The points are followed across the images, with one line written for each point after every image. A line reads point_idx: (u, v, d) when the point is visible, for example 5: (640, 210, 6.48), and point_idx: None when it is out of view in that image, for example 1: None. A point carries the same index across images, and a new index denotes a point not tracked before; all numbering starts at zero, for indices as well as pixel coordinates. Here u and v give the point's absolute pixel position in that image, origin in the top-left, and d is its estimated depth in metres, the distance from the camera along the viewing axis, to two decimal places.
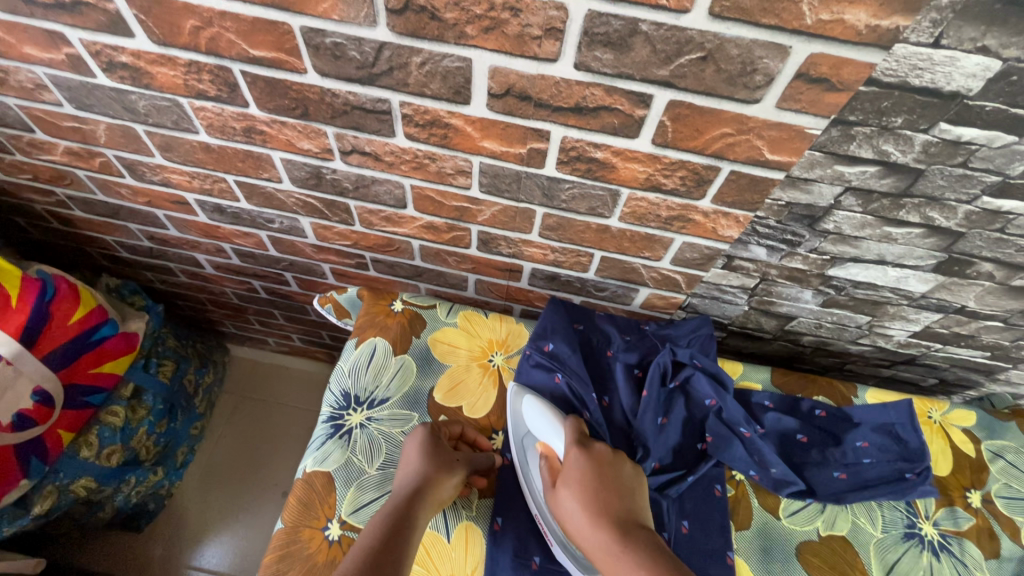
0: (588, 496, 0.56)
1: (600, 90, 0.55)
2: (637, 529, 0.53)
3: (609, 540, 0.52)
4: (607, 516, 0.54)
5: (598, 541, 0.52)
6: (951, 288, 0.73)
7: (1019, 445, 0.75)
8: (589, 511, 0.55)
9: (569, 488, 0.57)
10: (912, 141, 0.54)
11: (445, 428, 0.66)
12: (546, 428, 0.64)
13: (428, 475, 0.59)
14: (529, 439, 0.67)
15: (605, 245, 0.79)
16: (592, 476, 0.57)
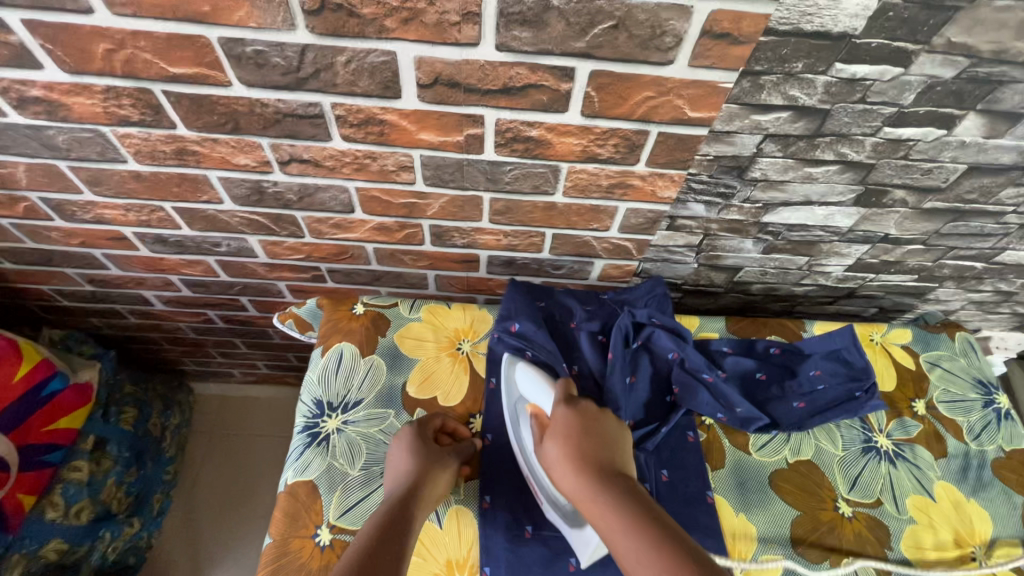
0: (571, 444, 0.58)
1: (525, 69, 0.57)
2: (616, 476, 0.55)
3: (586, 485, 0.55)
4: (587, 461, 0.56)
5: (582, 487, 0.55)
6: (873, 219, 0.79)
7: (952, 352, 0.82)
8: (572, 460, 0.57)
9: (554, 440, 0.59)
10: (815, 84, 0.58)
11: (431, 422, 0.67)
12: (538, 391, 0.66)
13: (416, 471, 0.60)
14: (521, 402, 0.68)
15: (553, 222, 0.82)
16: (573, 429, 0.59)
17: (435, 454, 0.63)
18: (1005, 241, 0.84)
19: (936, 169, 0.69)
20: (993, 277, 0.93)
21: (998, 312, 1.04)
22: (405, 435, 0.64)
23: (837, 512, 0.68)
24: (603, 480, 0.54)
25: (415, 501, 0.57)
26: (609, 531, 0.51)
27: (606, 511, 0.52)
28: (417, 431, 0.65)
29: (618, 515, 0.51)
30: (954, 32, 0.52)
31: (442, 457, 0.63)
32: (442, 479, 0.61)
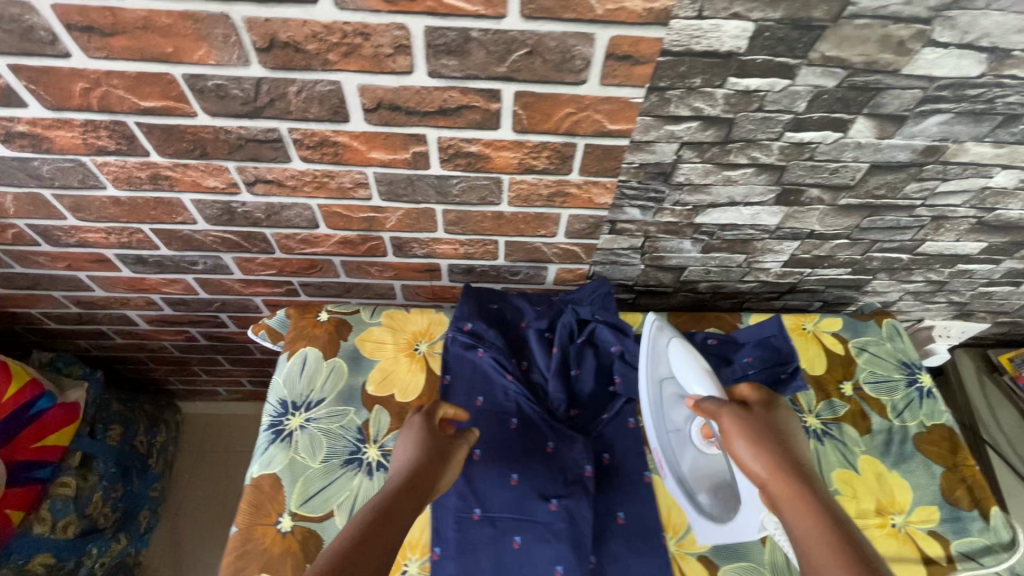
0: (761, 442, 0.59)
1: (457, 92, 0.65)
2: (806, 472, 0.56)
3: (786, 478, 0.56)
4: (775, 460, 0.57)
5: (781, 477, 0.56)
6: (796, 216, 0.86)
7: (879, 337, 0.88)
8: (766, 456, 0.58)
9: (743, 439, 0.60)
10: (715, 96, 0.65)
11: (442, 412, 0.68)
12: (693, 378, 0.71)
13: (420, 462, 0.60)
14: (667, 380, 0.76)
15: (504, 230, 0.89)
16: (756, 425, 0.61)
17: (438, 447, 0.63)
18: (923, 233, 0.90)
19: (842, 168, 0.76)
20: (922, 268, 1.00)
21: (936, 301, 1.11)
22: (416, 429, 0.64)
23: None
24: (801, 478, 0.55)
25: (413, 497, 0.56)
26: (806, 536, 0.50)
27: (807, 505, 0.53)
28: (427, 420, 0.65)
29: (811, 515, 0.52)
30: (827, 47, 0.60)
31: (445, 449, 0.64)
32: (441, 474, 0.62)
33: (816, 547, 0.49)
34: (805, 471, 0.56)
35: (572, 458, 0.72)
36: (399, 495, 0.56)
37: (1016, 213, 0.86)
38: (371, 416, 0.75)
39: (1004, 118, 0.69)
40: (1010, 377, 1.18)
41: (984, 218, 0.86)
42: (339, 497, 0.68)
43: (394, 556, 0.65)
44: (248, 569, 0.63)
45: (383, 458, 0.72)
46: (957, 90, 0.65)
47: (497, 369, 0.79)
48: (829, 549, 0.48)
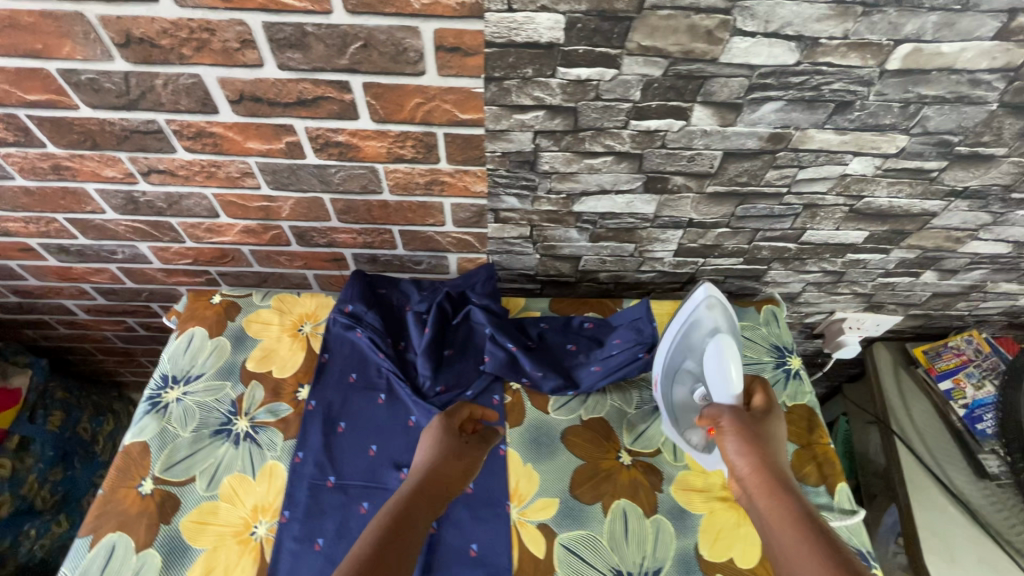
0: (751, 443, 0.65)
1: (309, 84, 0.70)
2: (785, 477, 0.62)
3: (768, 476, 0.61)
4: (769, 460, 0.63)
5: (759, 472, 0.62)
6: (670, 205, 0.89)
7: (754, 323, 0.91)
8: (752, 454, 0.64)
9: (731, 438, 0.67)
10: (551, 86, 0.69)
11: (462, 414, 0.72)
12: (720, 372, 0.71)
13: (437, 463, 0.66)
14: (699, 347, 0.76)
15: (394, 219, 0.93)
16: (749, 429, 0.67)
17: (456, 448, 0.68)
18: (801, 222, 0.93)
19: (697, 156, 0.80)
20: (813, 258, 1.02)
21: (840, 292, 1.12)
22: (436, 432, 0.69)
23: (617, 461, 0.76)
24: (774, 478, 0.61)
25: (431, 500, 0.63)
26: (778, 530, 0.56)
27: (780, 503, 0.58)
28: (446, 423, 0.70)
29: (786, 511, 0.57)
30: (640, 37, 0.64)
31: (467, 454, 0.68)
32: (464, 475, 0.67)
33: (786, 534, 0.55)
34: (785, 472, 0.62)
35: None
36: (416, 502, 0.61)
37: (885, 201, 0.88)
38: (246, 390, 0.79)
39: (836, 105, 0.72)
40: (924, 369, 1.20)
41: (856, 206, 0.89)
42: (202, 464, 0.73)
43: (246, 519, 0.69)
44: (105, 527, 0.67)
45: (251, 429, 0.76)
46: (780, 78, 0.68)
47: (371, 346, 0.82)
48: (797, 536, 0.54)
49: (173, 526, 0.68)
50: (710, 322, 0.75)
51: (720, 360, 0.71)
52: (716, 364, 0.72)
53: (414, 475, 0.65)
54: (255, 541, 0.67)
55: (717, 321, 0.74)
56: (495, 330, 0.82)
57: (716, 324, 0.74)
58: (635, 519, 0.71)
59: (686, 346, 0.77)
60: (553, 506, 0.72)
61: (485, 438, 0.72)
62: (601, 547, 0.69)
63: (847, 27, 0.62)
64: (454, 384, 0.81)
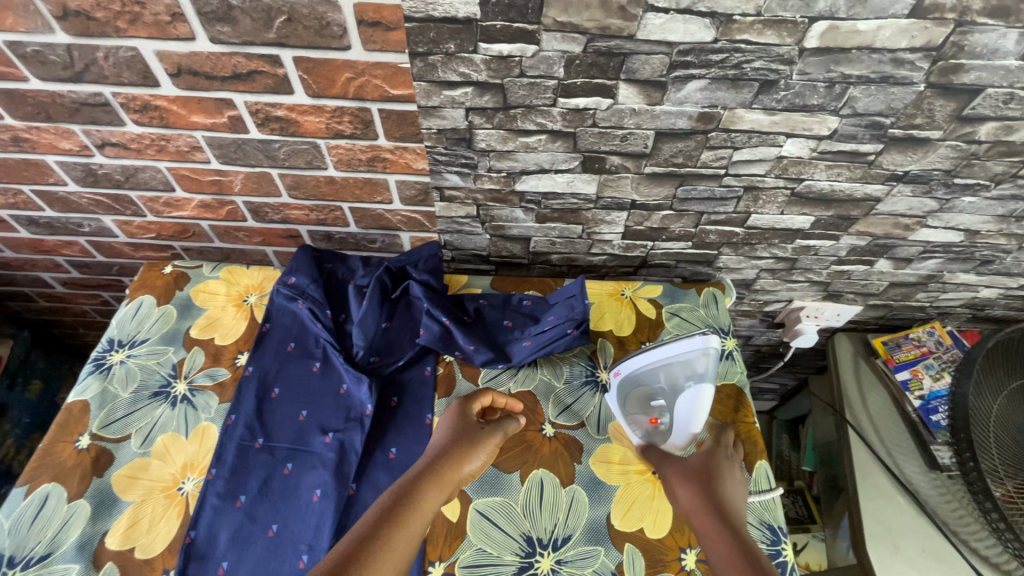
0: (698, 485, 0.68)
1: (242, 58, 0.72)
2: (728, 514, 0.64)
3: (710, 516, 0.63)
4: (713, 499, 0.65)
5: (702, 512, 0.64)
6: (611, 185, 0.90)
7: (693, 304, 0.91)
8: (698, 495, 0.66)
9: (680, 483, 0.69)
10: (475, 62, 0.71)
11: (477, 402, 0.75)
12: (692, 411, 0.73)
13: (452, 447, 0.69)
14: (675, 377, 0.74)
15: (343, 196, 0.95)
16: (696, 473, 0.69)
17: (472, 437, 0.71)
18: (744, 205, 0.93)
19: (629, 135, 0.80)
20: (762, 243, 1.02)
21: (796, 280, 1.12)
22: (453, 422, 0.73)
23: (540, 433, 0.77)
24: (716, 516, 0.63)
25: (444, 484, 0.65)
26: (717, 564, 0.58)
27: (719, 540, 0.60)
28: (462, 407, 0.75)
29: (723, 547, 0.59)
30: (555, 13, 0.65)
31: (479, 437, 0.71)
32: (475, 460, 0.69)
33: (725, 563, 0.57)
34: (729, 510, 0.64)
35: (357, 398, 0.78)
36: (427, 481, 0.64)
37: (826, 185, 0.88)
38: (187, 355, 0.82)
39: (760, 84, 0.72)
40: (883, 360, 1.19)
41: (796, 189, 0.89)
42: (139, 423, 0.75)
43: (175, 475, 0.72)
44: (40, 478, 0.70)
45: (189, 392, 0.79)
46: (700, 56, 0.69)
47: (311, 317, 0.84)
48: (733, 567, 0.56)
49: (105, 480, 0.71)
50: (699, 372, 0.72)
51: (697, 405, 0.72)
52: (688, 406, 0.73)
53: (427, 460, 0.68)
54: (181, 496, 0.70)
55: (706, 374, 0.72)
56: (431, 304, 0.84)
57: (705, 374, 0.72)
58: (551, 489, 0.73)
59: (662, 376, 0.75)
60: (471, 473, 0.73)
61: (501, 423, 0.74)
62: (514, 515, 0.70)
63: (758, 4, 0.63)
64: (388, 355, 0.83)
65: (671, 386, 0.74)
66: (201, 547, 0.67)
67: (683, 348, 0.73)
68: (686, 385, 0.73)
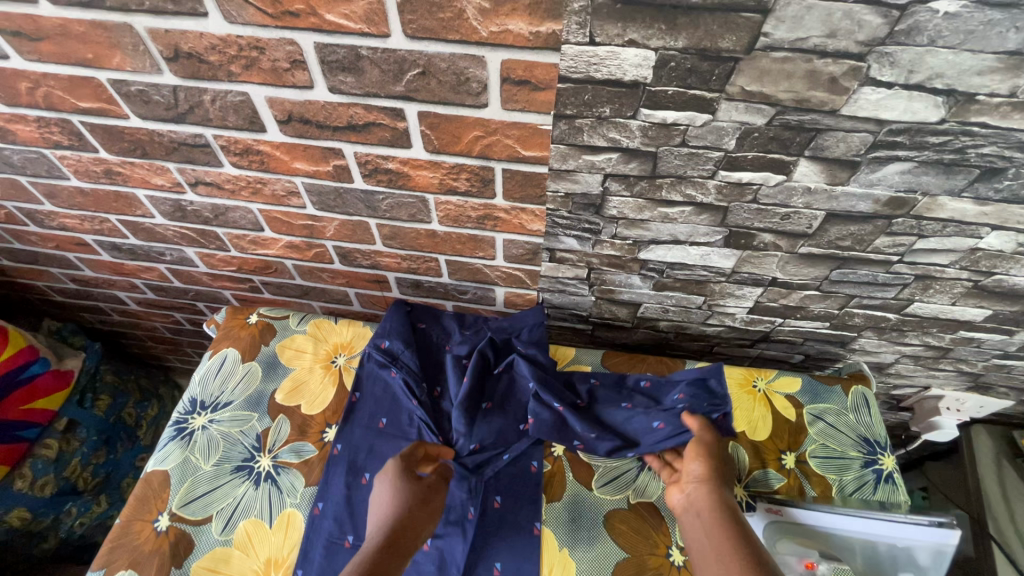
0: (714, 464, 0.67)
1: (361, 109, 0.63)
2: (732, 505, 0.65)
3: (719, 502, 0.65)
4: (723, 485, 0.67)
5: (715, 496, 0.65)
6: (753, 261, 0.78)
7: (841, 407, 0.78)
8: (712, 475, 0.67)
9: (699, 459, 0.68)
10: (630, 128, 0.60)
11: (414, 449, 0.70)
12: None
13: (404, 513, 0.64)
14: (888, 552, 0.66)
15: (442, 249, 0.86)
16: (717, 455, 0.68)
17: (421, 494, 0.66)
18: (908, 292, 0.79)
19: (793, 214, 0.68)
20: (915, 331, 0.87)
21: (941, 369, 0.97)
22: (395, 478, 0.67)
23: (668, 560, 0.66)
24: (726, 504, 0.64)
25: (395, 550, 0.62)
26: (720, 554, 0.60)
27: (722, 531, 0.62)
28: (400, 466, 0.68)
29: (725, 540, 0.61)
30: (745, 81, 0.53)
31: (433, 497, 0.67)
32: (427, 519, 0.66)
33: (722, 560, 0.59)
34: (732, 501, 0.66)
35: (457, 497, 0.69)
36: (385, 548, 0.61)
37: (1021, 281, 0.73)
38: (272, 425, 0.75)
39: (981, 171, 0.58)
40: None
41: (981, 282, 0.74)
42: (220, 503, 0.69)
43: (258, 572, 0.64)
44: (118, 562, 0.64)
45: (273, 469, 0.72)
46: (915, 136, 0.56)
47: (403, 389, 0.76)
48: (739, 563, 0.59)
49: (184, 571, 0.64)
50: (922, 562, 0.66)
51: None
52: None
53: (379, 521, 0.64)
54: None
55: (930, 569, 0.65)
56: (540, 387, 0.73)
57: (923, 569, 0.66)
58: None
59: (877, 544, 0.66)
60: None
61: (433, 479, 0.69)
62: None
63: (1016, 83, 0.49)
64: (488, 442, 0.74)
65: (874, 559, 0.66)
66: None
67: (919, 530, 0.66)
68: (899, 570, 0.66)
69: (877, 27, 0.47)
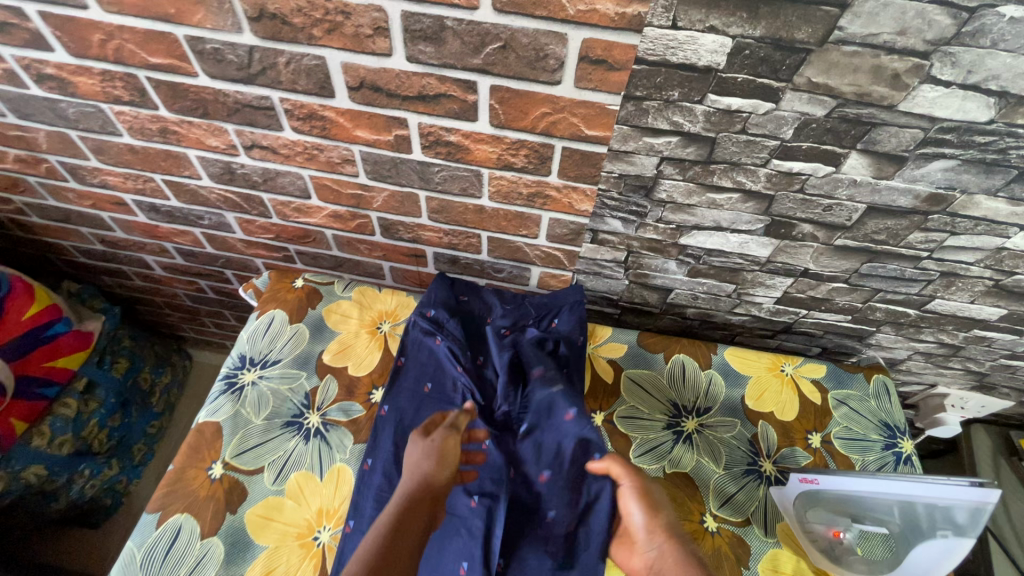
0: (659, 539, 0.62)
1: (434, 79, 0.66)
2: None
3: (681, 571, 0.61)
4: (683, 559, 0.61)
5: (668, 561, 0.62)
6: (789, 251, 0.81)
7: (863, 393, 0.82)
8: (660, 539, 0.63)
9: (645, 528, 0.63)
10: (694, 112, 0.63)
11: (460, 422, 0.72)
12: (927, 556, 0.65)
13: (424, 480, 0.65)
14: (916, 510, 0.64)
15: (486, 225, 0.88)
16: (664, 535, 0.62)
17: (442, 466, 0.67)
18: (932, 289, 0.83)
19: (836, 206, 0.72)
20: (932, 327, 0.92)
21: (950, 367, 1.02)
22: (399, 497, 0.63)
23: (702, 526, 0.69)
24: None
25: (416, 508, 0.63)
26: None
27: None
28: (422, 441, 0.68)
29: None
30: (812, 73, 0.56)
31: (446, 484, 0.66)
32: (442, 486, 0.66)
33: None
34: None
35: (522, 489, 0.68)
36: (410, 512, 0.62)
37: None
38: (321, 384, 0.77)
39: (1019, 172, 0.62)
40: None
41: (1001, 281, 0.79)
42: (271, 455, 0.70)
43: (310, 521, 0.66)
44: (173, 506, 0.66)
45: (322, 426, 0.74)
46: (963, 135, 0.60)
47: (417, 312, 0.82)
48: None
49: (238, 517, 0.66)
50: (961, 519, 0.63)
51: (932, 552, 0.65)
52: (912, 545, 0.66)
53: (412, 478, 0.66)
54: (317, 548, 0.65)
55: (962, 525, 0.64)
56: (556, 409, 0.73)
57: (963, 525, 0.63)
58: None
59: (899, 508, 0.64)
60: None
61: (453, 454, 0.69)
62: None
63: None
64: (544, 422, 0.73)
65: (903, 514, 0.65)
66: None
67: (949, 490, 0.62)
68: (938, 528, 0.64)
69: (946, 27, 0.51)
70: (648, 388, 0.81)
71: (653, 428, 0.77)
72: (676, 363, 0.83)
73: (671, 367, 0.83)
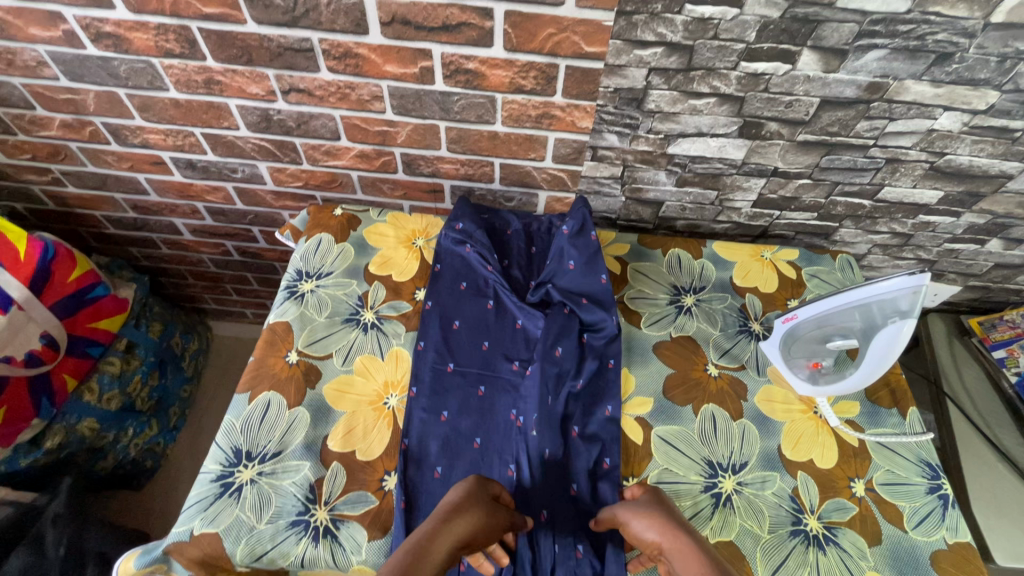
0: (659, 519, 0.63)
1: (456, 9, 0.78)
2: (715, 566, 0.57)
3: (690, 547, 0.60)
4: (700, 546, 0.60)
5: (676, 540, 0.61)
6: (760, 151, 0.95)
7: (830, 268, 0.97)
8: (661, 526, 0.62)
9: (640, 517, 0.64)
10: (674, 23, 0.77)
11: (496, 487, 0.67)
12: (890, 349, 0.74)
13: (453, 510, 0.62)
14: (868, 313, 0.74)
15: (498, 151, 1.01)
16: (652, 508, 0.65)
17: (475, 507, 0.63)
18: (880, 177, 0.98)
19: (795, 102, 0.86)
20: (884, 217, 1.07)
21: (904, 257, 1.18)
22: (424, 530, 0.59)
23: (705, 372, 0.83)
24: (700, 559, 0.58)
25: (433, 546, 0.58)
26: None
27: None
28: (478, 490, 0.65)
29: None
30: None
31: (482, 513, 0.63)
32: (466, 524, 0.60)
33: None
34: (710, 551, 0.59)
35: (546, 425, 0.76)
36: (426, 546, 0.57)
37: (966, 160, 0.93)
38: (371, 289, 0.88)
39: (936, 56, 0.77)
40: (978, 339, 1.24)
41: (936, 163, 0.94)
42: (337, 344, 0.82)
43: (379, 392, 0.78)
44: (260, 385, 0.77)
45: (377, 321, 0.85)
46: (889, 26, 0.74)
47: (448, 225, 0.92)
48: None
49: (318, 391, 0.77)
50: (904, 307, 0.72)
51: (892, 346, 0.74)
52: (878, 346, 0.74)
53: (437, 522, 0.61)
54: (388, 410, 0.76)
55: (912, 310, 0.71)
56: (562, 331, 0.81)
57: (909, 311, 0.71)
58: (722, 420, 0.79)
59: (855, 315, 0.75)
60: (649, 405, 0.80)
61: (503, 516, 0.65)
62: (693, 441, 0.76)
63: None
64: (578, 405, 0.77)
65: (860, 319, 0.75)
66: (416, 453, 0.72)
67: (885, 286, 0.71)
68: (887, 321, 0.73)
69: None
70: (651, 275, 0.94)
71: (659, 305, 0.91)
72: (672, 256, 0.96)
73: (669, 258, 0.96)
